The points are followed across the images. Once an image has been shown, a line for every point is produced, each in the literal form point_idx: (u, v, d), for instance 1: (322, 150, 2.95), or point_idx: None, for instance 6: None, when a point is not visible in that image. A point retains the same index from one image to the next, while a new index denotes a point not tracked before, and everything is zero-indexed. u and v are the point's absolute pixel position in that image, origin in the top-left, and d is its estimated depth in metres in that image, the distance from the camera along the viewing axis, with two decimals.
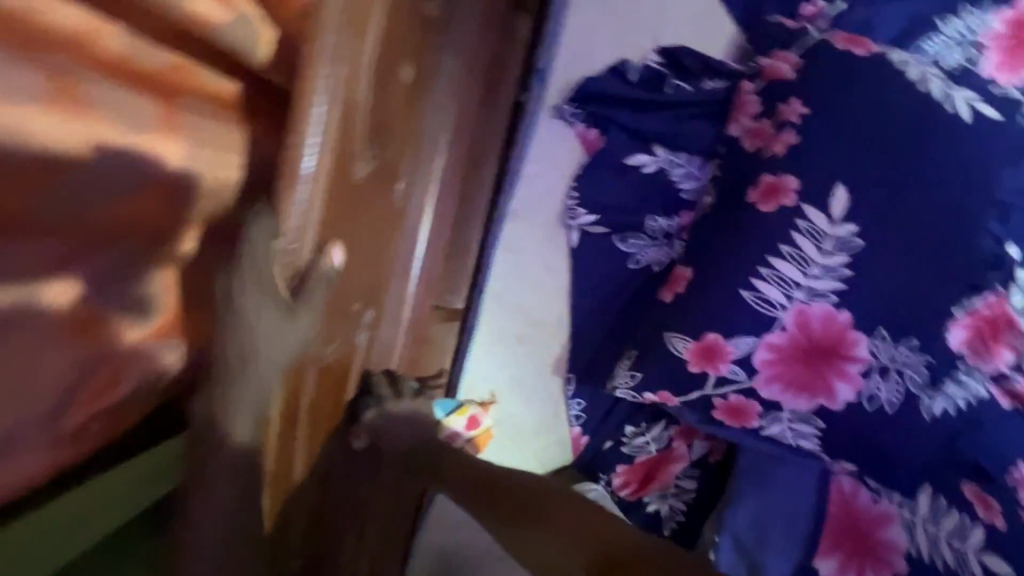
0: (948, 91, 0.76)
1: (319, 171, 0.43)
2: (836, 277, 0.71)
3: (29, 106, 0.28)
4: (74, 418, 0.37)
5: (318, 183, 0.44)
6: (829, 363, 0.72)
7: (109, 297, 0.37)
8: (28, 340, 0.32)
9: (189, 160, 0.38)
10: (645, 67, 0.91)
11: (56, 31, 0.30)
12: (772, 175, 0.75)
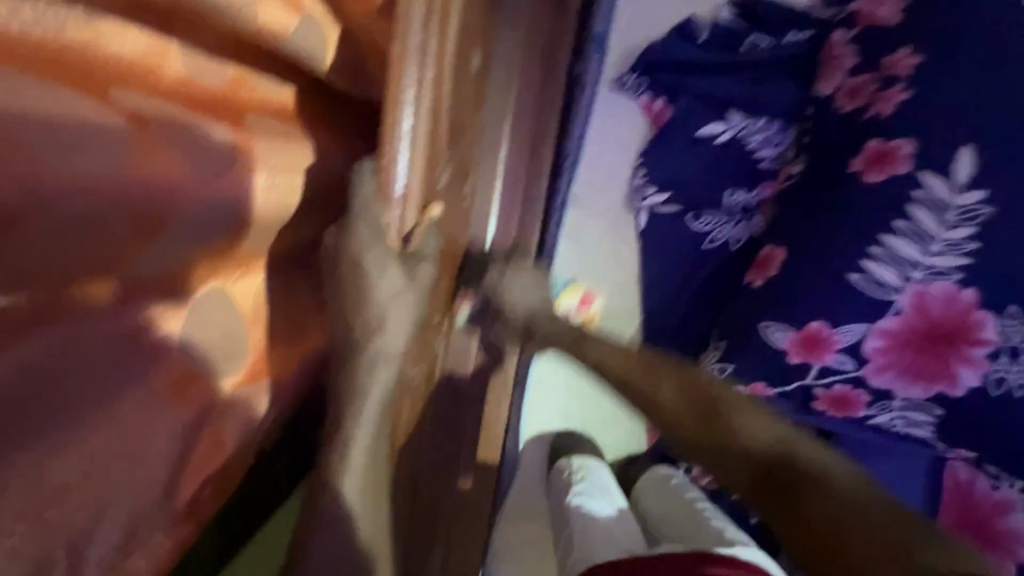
0: None
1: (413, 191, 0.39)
2: (961, 252, 0.63)
3: (107, 163, 0.28)
4: (187, 489, 0.36)
5: (412, 204, 0.39)
6: (949, 347, 0.65)
7: (204, 344, 0.36)
8: (128, 408, 0.31)
9: (266, 186, 0.37)
10: (716, 24, 0.81)
11: (116, 68, 0.29)
12: (879, 140, 0.66)
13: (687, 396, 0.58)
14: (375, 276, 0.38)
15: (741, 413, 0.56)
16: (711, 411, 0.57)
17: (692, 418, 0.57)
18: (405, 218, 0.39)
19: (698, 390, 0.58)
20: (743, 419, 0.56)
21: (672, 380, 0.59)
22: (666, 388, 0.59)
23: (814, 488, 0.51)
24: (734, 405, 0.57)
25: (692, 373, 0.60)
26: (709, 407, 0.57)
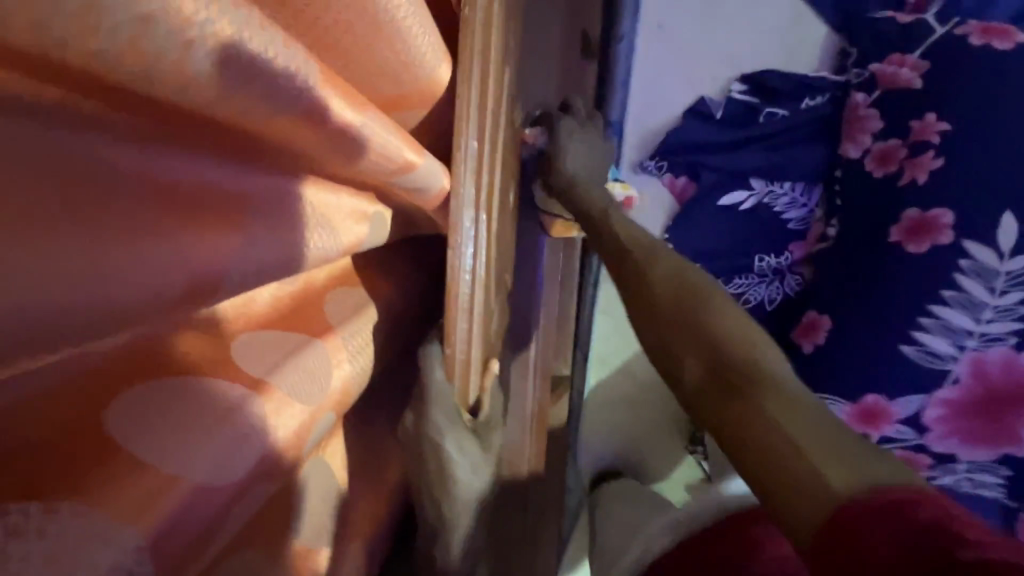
0: None
1: (472, 358, 0.42)
2: (1014, 317, 0.62)
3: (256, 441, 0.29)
4: None
5: (472, 368, 0.42)
6: (1016, 411, 0.63)
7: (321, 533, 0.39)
8: None
9: (357, 372, 0.40)
10: (730, 102, 0.84)
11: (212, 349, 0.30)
12: (916, 209, 0.66)
13: (685, 281, 0.37)
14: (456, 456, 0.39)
15: (713, 302, 0.34)
16: (728, 371, 0.30)
17: (665, 301, 0.36)
18: (469, 386, 0.42)
19: (697, 331, 0.33)
20: (718, 320, 0.33)
21: (694, 340, 0.33)
22: (689, 351, 0.33)
23: (771, 395, 0.27)
24: (700, 287, 0.36)
25: (693, 269, 0.38)
26: (693, 335, 0.33)
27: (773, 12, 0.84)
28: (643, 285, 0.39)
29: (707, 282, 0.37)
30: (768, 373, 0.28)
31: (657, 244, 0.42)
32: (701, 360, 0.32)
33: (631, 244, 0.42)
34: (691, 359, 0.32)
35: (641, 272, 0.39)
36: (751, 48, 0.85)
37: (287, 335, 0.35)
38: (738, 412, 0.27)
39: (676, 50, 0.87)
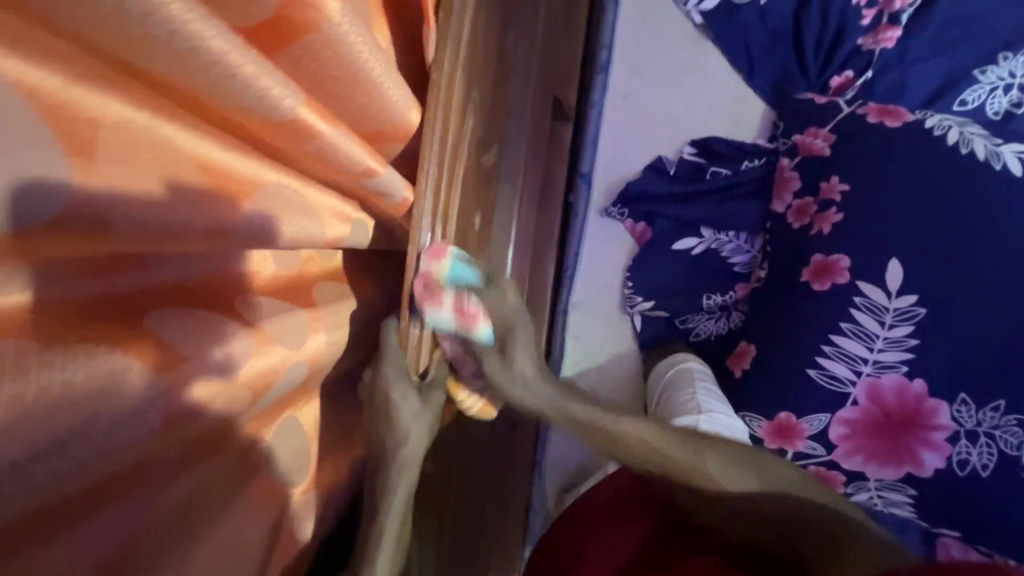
0: (995, 148, 0.77)
1: (422, 332, 0.53)
2: (903, 348, 0.73)
3: (237, 361, 0.41)
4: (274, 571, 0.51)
5: (423, 341, 0.54)
6: (909, 433, 0.73)
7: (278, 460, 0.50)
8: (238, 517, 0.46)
9: (329, 339, 0.53)
10: (681, 161, 0.98)
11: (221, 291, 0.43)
12: (822, 254, 0.79)
13: (665, 437, 0.58)
14: (399, 406, 0.50)
15: (712, 454, 0.59)
16: (715, 497, 0.59)
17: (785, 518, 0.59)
18: (419, 359, 0.54)
19: (688, 475, 0.59)
20: (709, 459, 0.59)
21: (694, 473, 0.58)
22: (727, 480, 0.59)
23: (854, 544, 0.56)
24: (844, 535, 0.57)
25: (669, 433, 0.59)
26: (698, 471, 0.58)
27: (719, 90, 1.00)
28: (616, 445, 0.59)
29: (701, 440, 0.60)
30: (845, 535, 0.57)
31: (625, 417, 0.59)
32: (745, 488, 0.59)
33: (554, 394, 0.55)
34: (715, 488, 0.59)
35: (615, 433, 0.58)
36: (702, 117, 1.00)
37: (279, 300, 0.49)
38: (782, 529, 0.59)
39: (642, 116, 1.02)
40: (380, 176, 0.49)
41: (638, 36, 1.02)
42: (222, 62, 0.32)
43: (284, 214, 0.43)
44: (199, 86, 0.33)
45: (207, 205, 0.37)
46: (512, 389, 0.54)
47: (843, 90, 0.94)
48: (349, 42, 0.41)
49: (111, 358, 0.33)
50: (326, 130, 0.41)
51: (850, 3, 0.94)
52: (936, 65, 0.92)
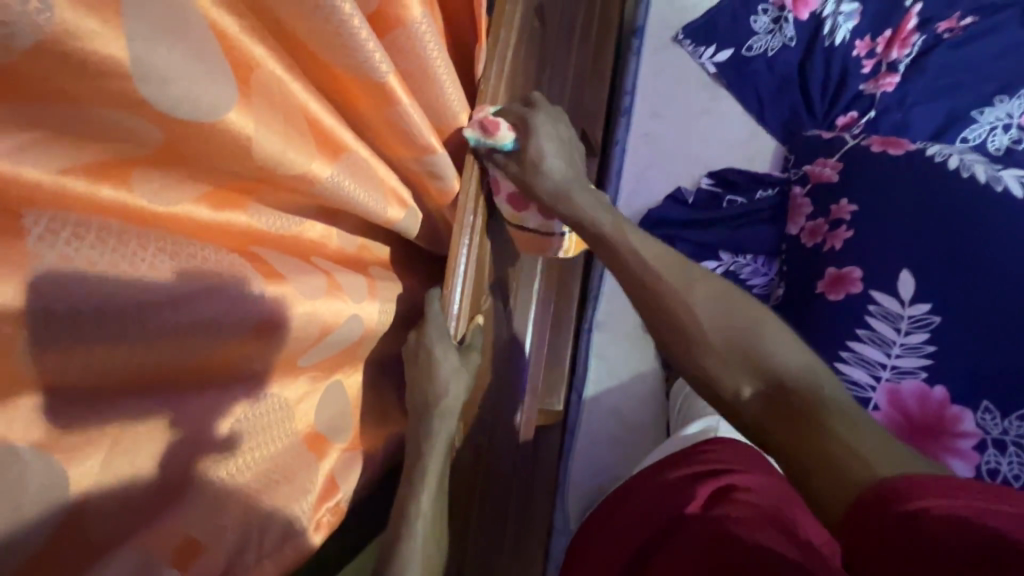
0: (995, 173, 0.83)
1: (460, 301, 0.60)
2: (921, 354, 0.75)
3: (312, 294, 0.48)
4: (314, 516, 0.54)
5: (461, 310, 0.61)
6: (934, 439, 0.73)
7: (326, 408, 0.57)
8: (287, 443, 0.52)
9: (381, 305, 0.60)
10: (699, 190, 1.06)
11: (300, 242, 0.52)
12: (835, 267, 0.83)
13: (731, 313, 0.59)
14: (440, 362, 0.57)
15: (777, 340, 0.57)
16: (784, 396, 0.53)
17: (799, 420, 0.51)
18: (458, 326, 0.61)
19: (753, 352, 0.56)
20: (776, 344, 0.56)
21: (739, 365, 0.57)
22: (744, 378, 0.56)
23: (839, 425, 0.49)
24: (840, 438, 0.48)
25: (746, 302, 0.60)
26: (748, 352, 0.56)
27: (734, 129, 1.10)
28: (673, 311, 0.61)
29: (775, 326, 0.59)
30: (823, 410, 0.51)
31: (694, 269, 0.63)
32: (749, 377, 0.56)
33: (662, 269, 0.62)
34: (730, 382, 0.56)
35: (663, 289, 0.61)
36: (718, 152, 1.09)
37: (341, 265, 0.57)
38: (779, 408, 0.53)
39: (662, 151, 1.11)
40: (438, 155, 0.58)
41: (658, 84, 1.15)
42: (344, 27, 0.43)
43: (360, 179, 0.52)
44: (322, 47, 0.44)
45: (308, 148, 0.45)
46: (627, 256, 0.63)
47: (850, 127, 1.02)
48: (427, 36, 0.52)
49: (228, 256, 0.43)
50: (403, 99, 0.51)
51: (849, 56, 1.06)
52: (936, 108, 1.00)
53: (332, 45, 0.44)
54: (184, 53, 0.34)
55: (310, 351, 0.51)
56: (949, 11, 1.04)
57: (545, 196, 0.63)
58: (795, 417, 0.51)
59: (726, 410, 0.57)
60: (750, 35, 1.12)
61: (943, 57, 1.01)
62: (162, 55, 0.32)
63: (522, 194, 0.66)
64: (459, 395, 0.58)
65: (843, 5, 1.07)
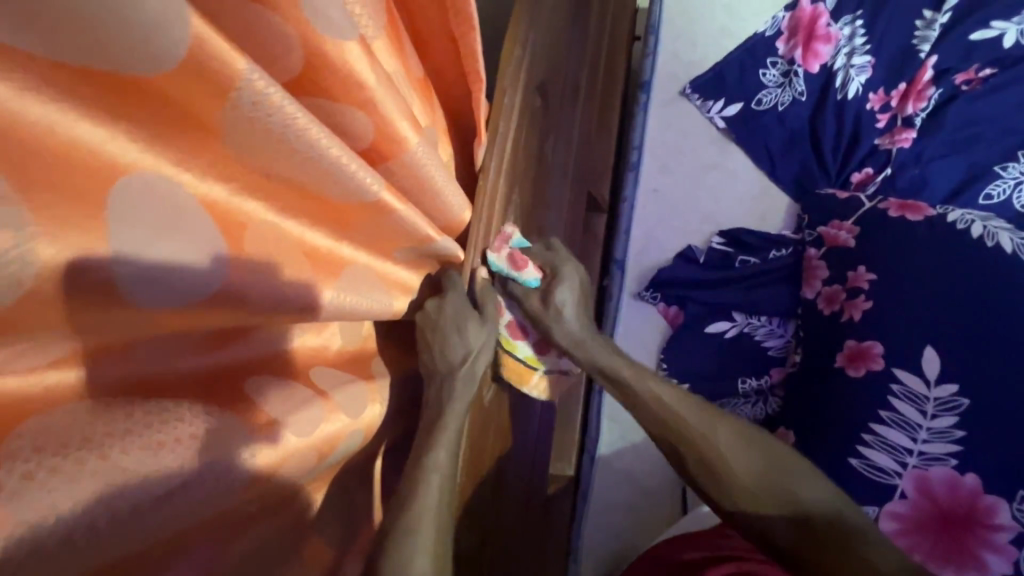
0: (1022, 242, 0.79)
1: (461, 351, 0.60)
2: (949, 440, 0.72)
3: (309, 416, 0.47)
4: None
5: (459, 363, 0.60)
6: (967, 531, 0.68)
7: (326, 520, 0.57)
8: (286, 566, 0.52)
9: (382, 403, 0.59)
10: (710, 250, 1.04)
11: (303, 357, 0.53)
12: (854, 341, 0.80)
13: (753, 450, 0.62)
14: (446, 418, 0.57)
15: (801, 477, 0.60)
16: (818, 530, 0.57)
17: (824, 527, 0.57)
18: (459, 378, 0.60)
19: (783, 497, 0.59)
20: (801, 480, 0.60)
21: (772, 501, 0.59)
22: (768, 510, 0.59)
23: (862, 547, 0.56)
24: (854, 543, 0.56)
25: (767, 444, 0.63)
26: (783, 494, 0.59)
27: (745, 186, 1.08)
28: (700, 451, 0.63)
29: (791, 459, 0.62)
30: (856, 535, 0.56)
31: (715, 411, 0.65)
32: (783, 511, 0.59)
33: (681, 408, 0.65)
34: (759, 515, 0.59)
35: (688, 431, 0.64)
36: (729, 209, 1.07)
37: (342, 372, 0.56)
38: (808, 537, 0.57)
39: (671, 209, 1.10)
40: (437, 242, 0.57)
41: (666, 139, 1.13)
42: (335, 164, 0.43)
43: (359, 290, 0.52)
44: (314, 181, 0.44)
45: (300, 280, 0.47)
46: (648, 401, 0.66)
47: (865, 184, 0.99)
48: (424, 156, 0.51)
49: (219, 416, 0.42)
50: (399, 208, 0.49)
51: (863, 110, 1.03)
52: (956, 162, 0.97)
53: (331, 164, 0.42)
54: (170, 245, 0.38)
55: (308, 476, 0.50)
56: (968, 61, 1.01)
57: (564, 345, 0.68)
58: (820, 537, 0.57)
59: (763, 543, 0.60)
60: (759, 89, 1.10)
61: (962, 110, 0.98)
62: (129, 236, 0.36)
63: (535, 329, 0.70)
64: (459, 412, 0.58)
65: (855, 58, 1.04)
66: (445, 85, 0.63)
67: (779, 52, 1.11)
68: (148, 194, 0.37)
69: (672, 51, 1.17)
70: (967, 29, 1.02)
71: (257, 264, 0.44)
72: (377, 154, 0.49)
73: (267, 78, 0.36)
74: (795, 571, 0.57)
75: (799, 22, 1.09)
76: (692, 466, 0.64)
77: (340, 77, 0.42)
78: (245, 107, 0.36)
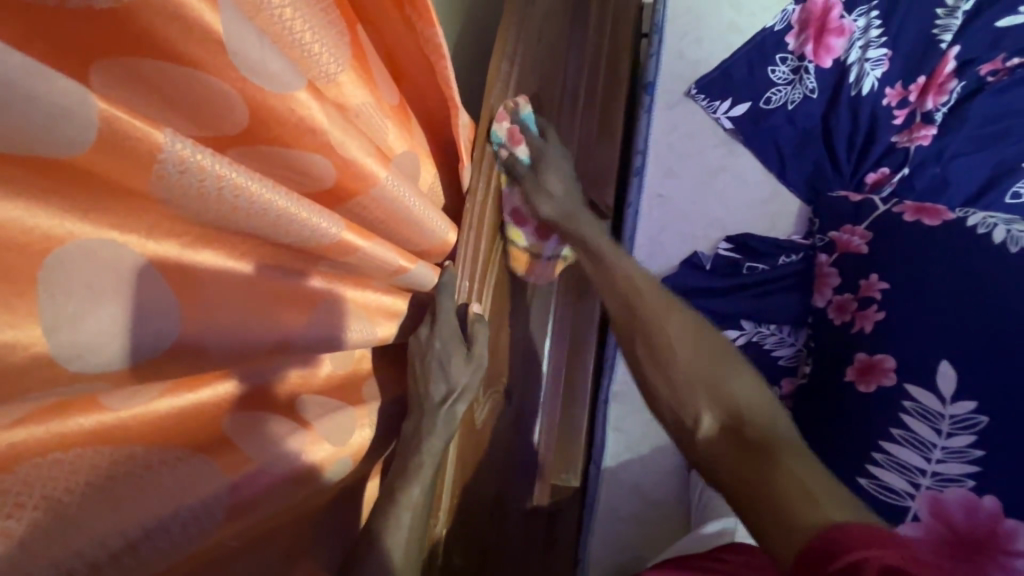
0: None
1: (445, 384, 0.61)
2: (966, 459, 0.68)
3: (274, 454, 0.49)
4: None
5: (445, 391, 0.61)
6: (988, 557, 0.64)
7: (321, 546, 0.58)
8: None
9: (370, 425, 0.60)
10: (717, 256, 1.00)
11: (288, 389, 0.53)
12: (865, 354, 0.77)
13: (699, 345, 0.62)
14: (424, 447, 0.59)
15: (735, 376, 0.59)
16: (741, 432, 0.54)
17: (751, 440, 0.52)
18: (444, 408, 0.60)
19: (714, 386, 0.58)
20: (734, 379, 0.58)
21: (700, 386, 0.59)
22: (705, 411, 0.57)
23: (788, 459, 0.49)
24: (783, 447, 0.51)
25: (733, 362, 0.60)
26: (713, 388, 0.58)
27: (753, 188, 1.04)
28: (650, 331, 0.66)
29: (740, 365, 0.60)
30: (773, 439, 0.52)
31: (682, 309, 0.67)
32: (705, 392, 0.58)
33: (650, 300, 0.68)
34: (692, 412, 0.58)
35: (658, 325, 0.65)
36: (735, 213, 1.03)
37: (330, 399, 0.57)
38: (729, 445, 0.54)
39: (677, 213, 1.06)
40: (409, 270, 0.58)
41: (672, 142, 1.10)
42: (284, 215, 0.43)
43: (337, 320, 0.54)
44: (267, 233, 0.44)
45: (268, 319, 0.48)
46: (618, 276, 0.71)
47: (880, 186, 0.95)
48: (398, 188, 0.52)
49: (191, 457, 0.44)
50: (362, 245, 0.50)
51: (879, 106, 0.98)
52: (981, 159, 0.91)
53: (285, 214, 0.43)
54: (116, 307, 0.37)
55: (289, 505, 0.52)
56: (993, 51, 0.95)
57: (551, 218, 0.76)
58: (749, 447, 0.52)
59: (687, 438, 0.58)
60: (768, 87, 1.06)
61: (987, 104, 0.92)
62: (70, 304, 0.35)
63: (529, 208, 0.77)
64: (436, 450, 0.59)
65: (871, 51, 1.00)
66: (427, 107, 0.62)
67: (789, 47, 1.06)
68: (90, 260, 0.36)
69: (677, 50, 1.14)
70: (993, 16, 0.95)
71: (221, 309, 0.45)
72: (343, 192, 0.49)
73: (193, 145, 0.36)
74: (706, 454, 0.56)
75: (811, 15, 1.05)
76: (671, 350, 0.63)
77: (291, 126, 0.42)
78: (172, 180, 0.36)
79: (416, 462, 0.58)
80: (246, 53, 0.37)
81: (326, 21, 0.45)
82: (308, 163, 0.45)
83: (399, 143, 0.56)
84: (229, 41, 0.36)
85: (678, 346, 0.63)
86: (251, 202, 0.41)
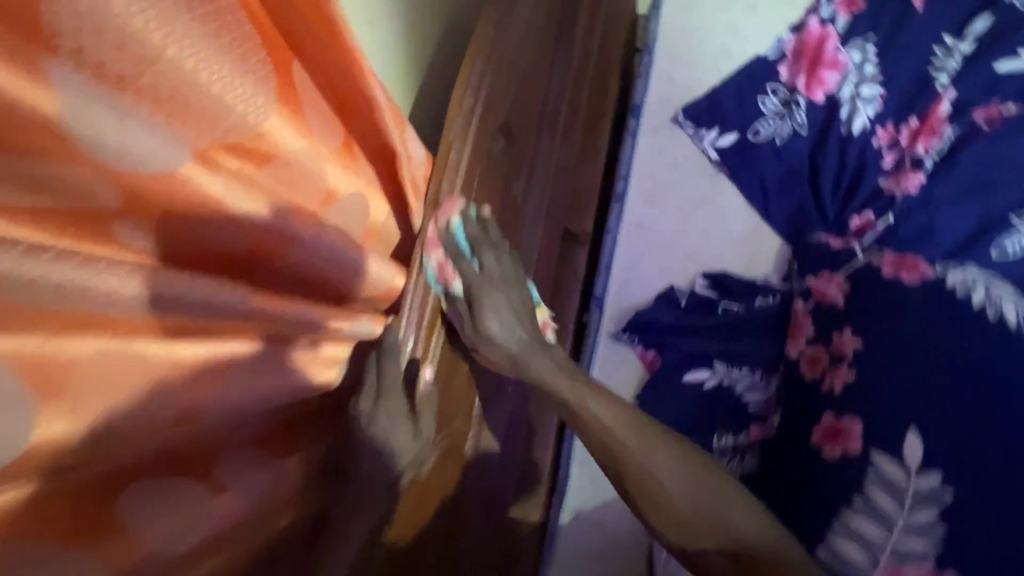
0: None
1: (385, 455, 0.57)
2: (928, 535, 0.65)
3: (172, 535, 0.42)
4: None
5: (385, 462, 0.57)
6: None
7: None
8: None
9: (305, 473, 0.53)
10: (693, 293, 0.97)
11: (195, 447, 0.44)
12: (833, 415, 0.75)
13: (678, 461, 0.63)
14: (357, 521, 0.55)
15: (735, 508, 0.61)
16: (748, 556, 0.59)
17: (763, 561, 0.58)
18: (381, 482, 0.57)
19: (716, 521, 0.61)
20: (737, 515, 0.61)
21: (701, 523, 0.61)
22: (707, 541, 0.61)
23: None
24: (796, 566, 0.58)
25: (704, 473, 0.63)
26: (718, 523, 0.61)
27: (734, 224, 1.00)
28: (610, 439, 0.63)
29: (725, 487, 0.62)
30: (786, 564, 0.58)
31: (653, 430, 0.64)
32: (715, 540, 0.61)
33: (628, 439, 0.63)
34: (695, 544, 0.62)
35: (626, 450, 0.63)
36: (715, 249, 1.00)
37: (250, 454, 0.48)
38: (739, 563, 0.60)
39: (655, 245, 1.03)
40: (345, 327, 0.54)
41: (655, 169, 1.06)
42: (172, 299, 0.40)
43: (261, 377, 0.46)
44: (154, 314, 0.39)
45: (164, 387, 0.40)
46: (594, 426, 0.63)
47: (864, 232, 0.91)
48: (319, 241, 0.50)
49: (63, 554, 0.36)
50: (283, 308, 0.47)
51: (869, 147, 0.95)
52: (969, 209, 0.88)
53: (174, 287, 0.40)
54: None
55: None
56: (990, 95, 0.91)
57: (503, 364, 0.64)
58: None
59: (682, 541, 0.62)
60: (757, 119, 1.02)
61: (981, 151, 0.88)
62: None
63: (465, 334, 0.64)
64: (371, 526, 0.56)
65: (864, 88, 0.96)
66: (372, 142, 0.57)
67: (781, 77, 1.02)
68: None
69: (666, 72, 1.09)
70: (992, 58, 0.91)
71: (90, 381, 0.36)
72: (252, 250, 0.47)
73: (30, 230, 0.33)
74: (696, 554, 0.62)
75: (805, 46, 1.01)
76: (637, 461, 0.62)
77: (176, 197, 0.40)
78: (20, 294, 0.32)
79: (348, 537, 0.55)
80: (95, 128, 0.34)
81: (242, 68, 0.41)
82: (203, 228, 0.42)
83: (343, 184, 0.53)
84: (73, 120, 0.32)
85: (663, 470, 0.62)
86: (127, 280, 0.37)
